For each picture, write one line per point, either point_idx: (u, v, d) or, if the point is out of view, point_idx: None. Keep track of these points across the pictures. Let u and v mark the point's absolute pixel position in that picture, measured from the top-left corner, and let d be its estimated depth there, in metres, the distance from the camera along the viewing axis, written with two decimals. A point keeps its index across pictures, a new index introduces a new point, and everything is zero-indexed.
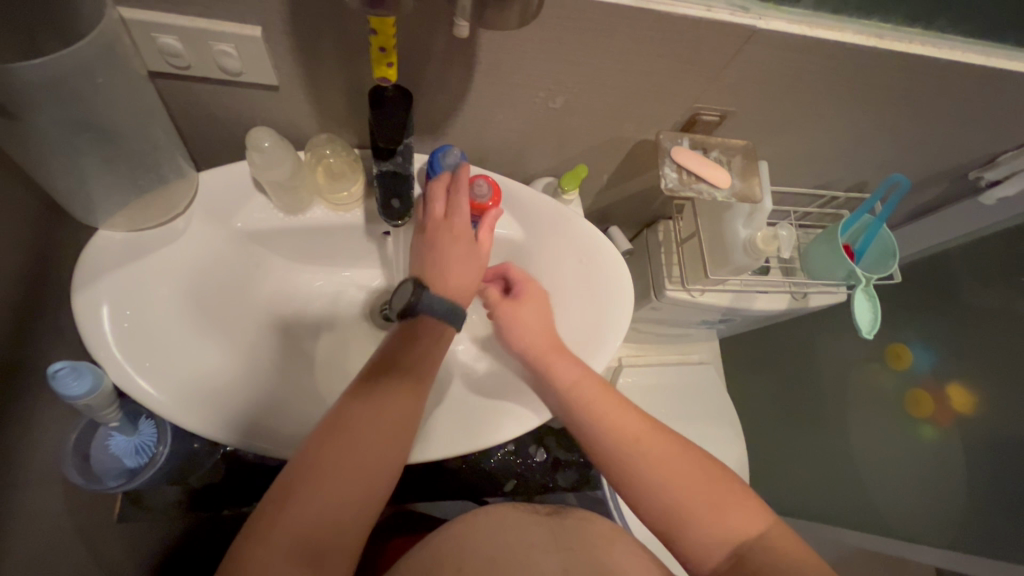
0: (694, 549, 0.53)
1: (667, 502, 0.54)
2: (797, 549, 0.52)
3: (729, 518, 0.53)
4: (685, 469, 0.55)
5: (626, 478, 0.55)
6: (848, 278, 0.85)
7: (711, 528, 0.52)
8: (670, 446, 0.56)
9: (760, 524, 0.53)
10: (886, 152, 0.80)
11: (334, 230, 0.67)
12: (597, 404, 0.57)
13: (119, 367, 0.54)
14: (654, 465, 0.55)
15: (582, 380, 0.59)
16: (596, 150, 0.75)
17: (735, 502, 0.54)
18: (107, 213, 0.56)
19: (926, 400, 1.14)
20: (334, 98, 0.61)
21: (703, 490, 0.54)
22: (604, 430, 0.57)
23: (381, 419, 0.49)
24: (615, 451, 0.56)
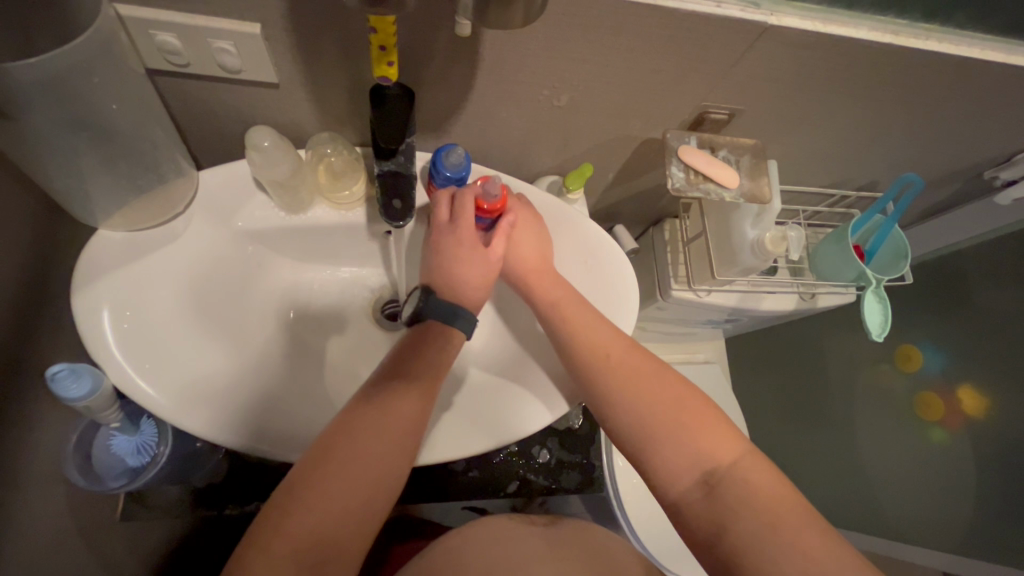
0: (663, 472, 0.55)
1: (641, 419, 0.57)
2: (764, 477, 0.53)
3: (703, 443, 0.55)
4: (663, 391, 0.57)
5: (602, 393, 0.59)
6: (858, 279, 0.84)
7: (682, 445, 0.55)
8: (649, 370, 0.59)
9: (734, 453, 0.54)
10: (899, 150, 0.78)
11: (335, 230, 0.67)
12: (578, 320, 0.61)
13: (119, 369, 0.53)
14: (630, 380, 0.58)
15: (567, 299, 0.62)
16: (602, 148, 0.74)
17: (706, 425, 0.56)
18: (107, 213, 0.55)
19: (936, 404, 1.12)
20: (335, 96, 0.60)
21: (675, 411, 0.56)
22: (584, 341, 0.60)
23: (384, 426, 0.51)
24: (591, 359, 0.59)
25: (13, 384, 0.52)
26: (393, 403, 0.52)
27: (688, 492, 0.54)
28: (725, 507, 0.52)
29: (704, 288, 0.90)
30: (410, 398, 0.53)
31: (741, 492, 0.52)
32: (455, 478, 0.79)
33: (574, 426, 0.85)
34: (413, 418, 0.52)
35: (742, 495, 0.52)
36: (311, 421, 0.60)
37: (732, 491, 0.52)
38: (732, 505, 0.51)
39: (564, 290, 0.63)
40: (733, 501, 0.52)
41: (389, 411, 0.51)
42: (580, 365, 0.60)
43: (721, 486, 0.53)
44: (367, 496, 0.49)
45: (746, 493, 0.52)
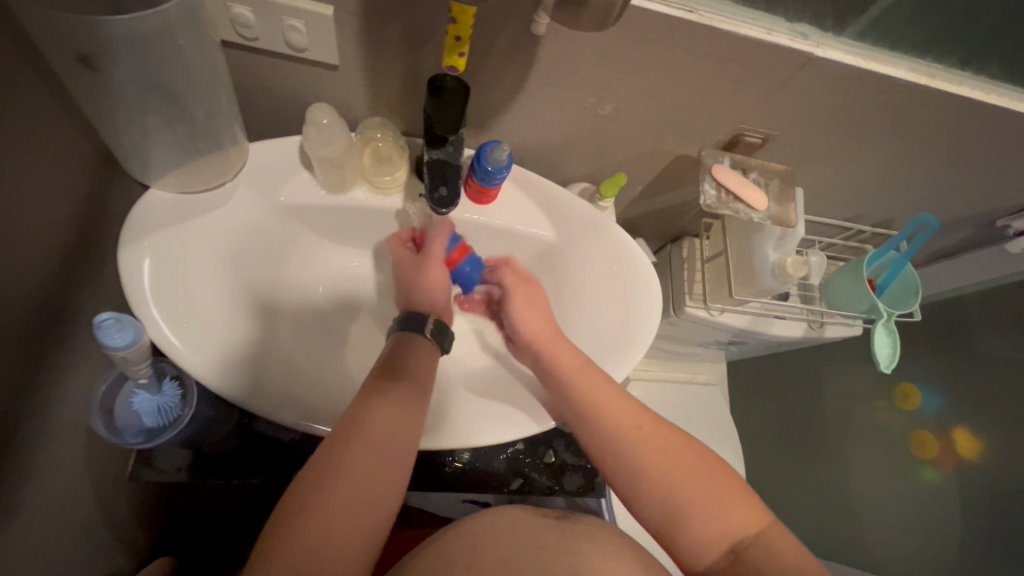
0: (691, 551, 0.52)
1: (663, 492, 0.54)
2: (795, 551, 0.51)
3: (729, 513, 0.52)
4: (682, 460, 0.55)
5: (619, 470, 0.56)
6: (868, 311, 0.86)
7: (711, 517, 0.52)
8: (670, 439, 0.57)
9: (757, 518, 0.52)
10: (919, 190, 0.81)
11: (373, 214, 0.68)
12: (593, 392, 0.59)
13: (157, 324, 0.55)
14: (652, 457, 0.55)
15: (581, 371, 0.60)
16: (636, 160, 0.76)
17: (735, 497, 0.53)
18: (160, 172, 0.57)
19: (930, 442, 1.14)
20: (391, 84, 0.62)
21: (700, 482, 0.54)
22: (603, 417, 0.58)
23: (377, 429, 0.53)
24: (613, 434, 0.57)
25: (52, 328, 0.53)
26: (383, 405, 0.54)
27: (716, 565, 0.52)
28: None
29: (718, 307, 0.92)
30: (400, 402, 0.55)
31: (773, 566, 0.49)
32: (461, 470, 0.80)
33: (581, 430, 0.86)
34: (406, 419, 0.55)
35: (771, 562, 0.50)
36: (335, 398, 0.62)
37: (761, 560, 0.50)
38: (761, 574, 0.50)
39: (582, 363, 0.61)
40: (763, 569, 0.50)
41: (379, 417, 0.54)
42: (600, 441, 0.57)
43: (748, 557, 0.51)
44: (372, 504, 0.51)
45: (773, 562, 0.50)
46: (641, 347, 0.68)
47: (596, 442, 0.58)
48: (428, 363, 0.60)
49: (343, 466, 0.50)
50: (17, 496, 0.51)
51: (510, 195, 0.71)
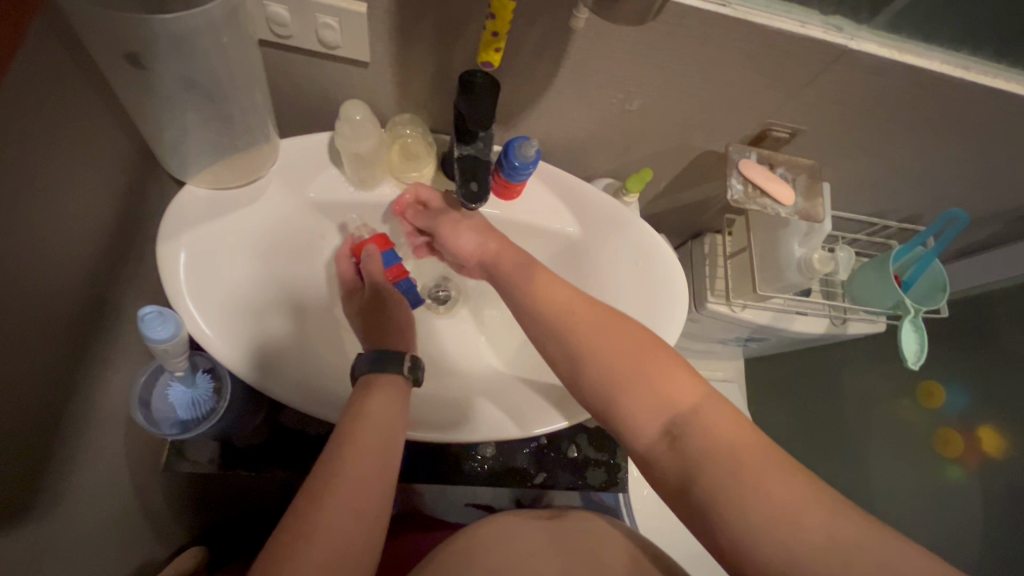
0: (632, 428, 0.53)
1: (607, 377, 0.55)
2: (732, 426, 0.50)
3: (667, 390, 0.52)
4: (623, 350, 0.55)
5: (557, 352, 0.58)
6: (895, 308, 0.85)
7: (649, 398, 0.53)
8: (615, 322, 0.57)
9: (697, 395, 0.52)
10: (949, 184, 0.80)
11: (401, 210, 0.69)
12: (536, 281, 0.61)
13: (195, 319, 0.56)
14: (595, 339, 0.56)
15: (519, 268, 0.63)
16: (661, 156, 0.76)
17: (668, 373, 0.53)
18: (197, 169, 0.58)
19: (955, 441, 1.14)
20: (421, 81, 0.62)
21: (640, 361, 0.54)
22: (544, 305, 0.59)
23: (366, 444, 0.51)
24: (557, 321, 0.58)
25: (95, 322, 0.55)
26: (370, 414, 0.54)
27: (654, 443, 0.52)
28: (694, 453, 0.50)
29: (741, 303, 0.92)
30: (386, 415, 0.54)
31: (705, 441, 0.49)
32: (485, 464, 0.81)
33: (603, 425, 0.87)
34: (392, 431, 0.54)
35: (705, 440, 0.50)
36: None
37: (696, 433, 0.50)
38: (701, 449, 0.49)
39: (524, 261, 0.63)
40: (698, 442, 0.50)
41: (367, 429, 0.52)
42: (541, 327, 0.59)
43: (682, 436, 0.51)
44: (366, 522, 0.49)
45: (709, 440, 0.49)
46: (668, 342, 0.67)
47: (535, 324, 0.59)
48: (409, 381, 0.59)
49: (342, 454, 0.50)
50: (62, 486, 0.53)
51: (535, 191, 0.72)
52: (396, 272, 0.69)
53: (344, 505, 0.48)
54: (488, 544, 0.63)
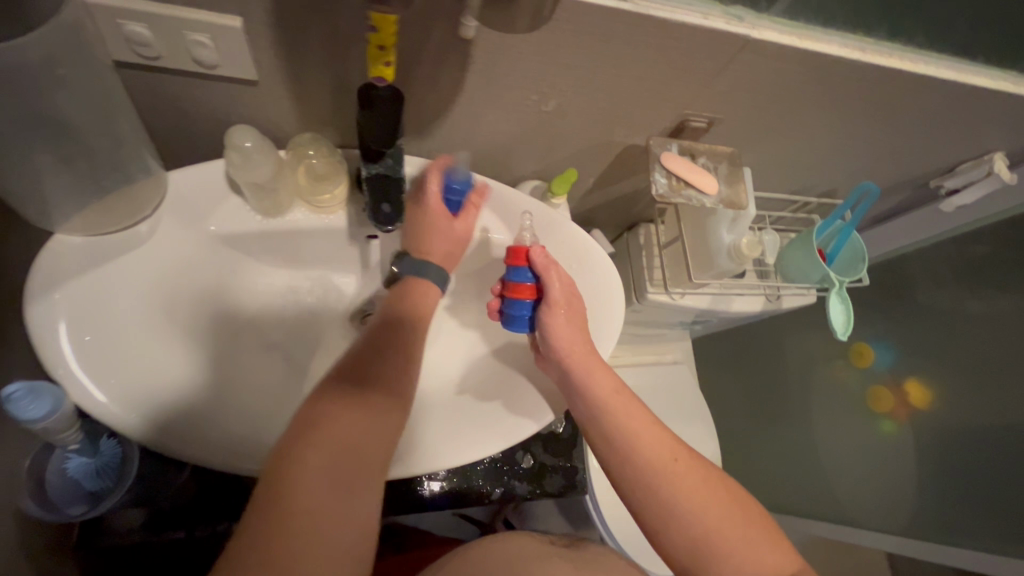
0: None
1: (695, 535, 0.54)
2: None
3: (763, 561, 0.53)
4: (717, 509, 0.54)
5: (644, 504, 0.56)
6: (822, 281, 0.88)
7: (744, 560, 0.52)
8: (710, 478, 0.56)
9: (791, 563, 0.54)
10: (859, 159, 0.83)
11: (316, 235, 0.64)
12: (631, 418, 0.58)
13: (81, 386, 0.49)
14: (691, 493, 0.54)
15: (614, 394, 0.60)
16: (584, 153, 0.74)
17: (765, 542, 0.54)
18: (64, 216, 0.51)
19: (884, 396, 1.21)
20: (319, 96, 0.58)
21: (738, 525, 0.54)
22: (638, 449, 0.57)
23: (362, 417, 0.48)
24: (654, 469, 0.55)
25: None
26: (371, 391, 0.50)
27: None
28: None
29: (679, 291, 0.92)
30: (386, 392, 0.51)
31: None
32: (439, 488, 0.77)
33: (556, 429, 0.86)
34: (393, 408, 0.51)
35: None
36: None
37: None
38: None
39: (620, 392, 0.60)
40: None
41: (366, 405, 0.49)
42: (630, 470, 0.56)
43: None
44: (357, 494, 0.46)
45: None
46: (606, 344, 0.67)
47: (622, 470, 0.57)
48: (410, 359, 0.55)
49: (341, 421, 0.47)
50: None
51: None
52: (534, 292, 0.61)
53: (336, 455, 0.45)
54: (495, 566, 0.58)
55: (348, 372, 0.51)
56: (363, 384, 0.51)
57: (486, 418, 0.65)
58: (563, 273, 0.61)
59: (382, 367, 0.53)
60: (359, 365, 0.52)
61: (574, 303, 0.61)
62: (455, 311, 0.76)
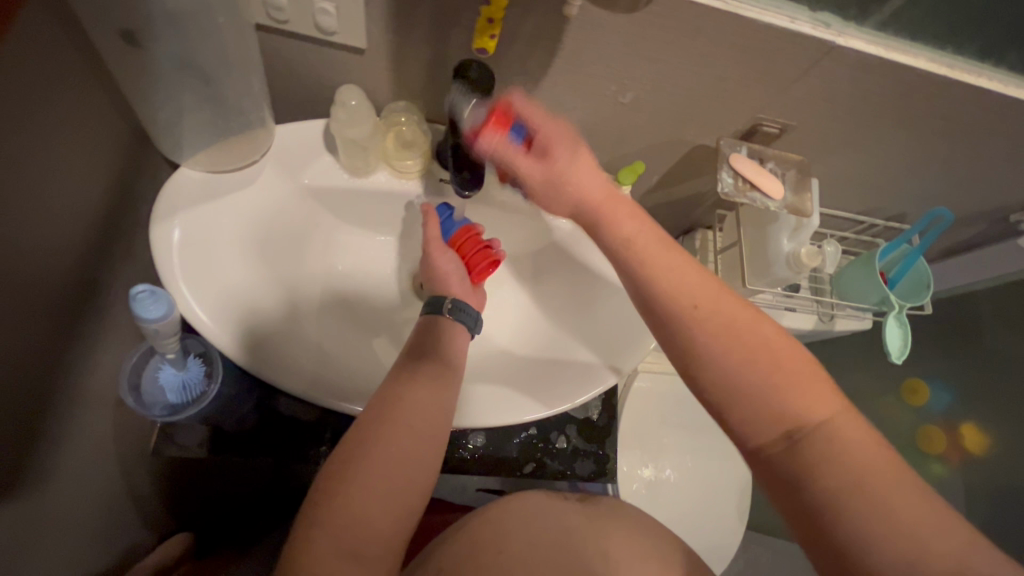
0: (744, 423, 0.45)
1: (725, 382, 0.46)
2: (864, 439, 0.42)
3: (797, 399, 0.44)
4: (749, 337, 0.46)
5: (666, 298, 0.50)
6: (880, 304, 0.88)
7: (770, 397, 0.44)
8: (742, 317, 0.47)
9: (835, 412, 0.43)
10: (933, 184, 0.82)
11: (395, 198, 0.69)
12: (657, 260, 0.52)
13: (185, 301, 0.56)
14: (718, 334, 0.47)
15: (630, 215, 0.55)
16: (653, 150, 0.77)
17: (805, 380, 0.44)
18: (192, 149, 0.58)
19: (937, 437, 1.18)
20: (417, 69, 0.63)
21: (769, 363, 0.45)
22: (663, 289, 0.50)
23: (403, 422, 0.53)
24: (673, 313, 0.49)
25: (85, 304, 0.55)
26: (411, 390, 0.55)
27: (769, 444, 0.44)
28: (814, 462, 0.42)
29: (730, 298, 0.93)
30: (429, 395, 0.56)
31: (835, 469, 0.41)
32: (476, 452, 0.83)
33: (592, 416, 0.88)
34: (435, 405, 0.56)
35: (832, 457, 0.41)
36: (355, 376, 0.64)
37: (826, 449, 0.42)
38: (829, 459, 0.41)
39: (635, 212, 0.56)
40: (821, 469, 0.41)
41: (413, 404, 0.54)
42: (654, 312, 0.51)
43: (807, 439, 0.43)
44: (406, 493, 0.52)
45: (837, 456, 0.41)
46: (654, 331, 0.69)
47: (639, 257, 0.53)
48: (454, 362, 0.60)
49: (387, 426, 0.53)
50: (49, 466, 0.52)
51: None
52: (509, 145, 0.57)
53: (384, 459, 0.51)
54: (513, 533, 0.60)
55: (395, 373, 0.57)
56: (412, 375, 0.56)
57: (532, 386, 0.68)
58: (530, 115, 0.55)
59: (424, 363, 0.58)
60: (402, 367, 0.57)
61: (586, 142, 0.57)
62: (509, 286, 0.80)
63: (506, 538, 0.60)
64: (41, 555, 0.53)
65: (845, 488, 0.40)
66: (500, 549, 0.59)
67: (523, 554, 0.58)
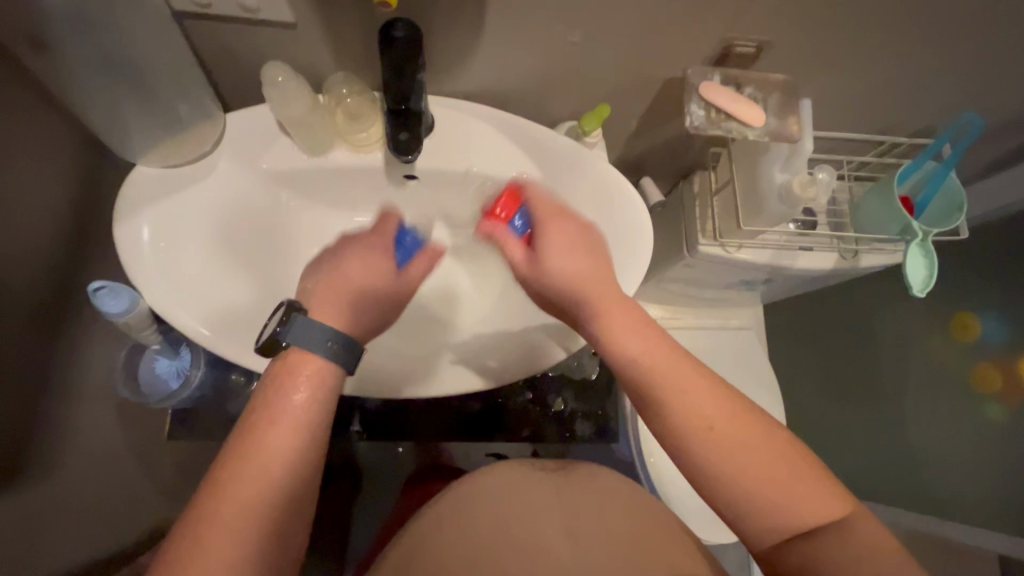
0: (752, 525, 0.49)
1: (733, 482, 0.49)
2: (870, 533, 0.47)
3: (806, 509, 0.47)
4: (752, 446, 0.49)
5: (678, 430, 0.51)
6: (902, 234, 0.79)
7: (785, 498, 0.47)
8: (746, 423, 0.50)
9: (842, 510, 0.47)
10: (958, 88, 0.71)
11: (354, 173, 0.69)
12: (665, 372, 0.52)
13: (154, 294, 0.59)
14: (728, 452, 0.49)
15: (632, 330, 0.53)
16: (622, 90, 0.72)
17: (813, 485, 0.48)
18: (141, 147, 0.60)
19: (993, 375, 1.08)
20: (352, 37, 0.61)
21: (780, 465, 0.48)
22: (671, 400, 0.51)
23: (280, 427, 0.49)
24: (682, 425, 0.50)
25: (61, 303, 0.60)
26: (294, 391, 0.51)
27: (776, 540, 0.48)
28: (827, 567, 0.46)
29: (733, 242, 0.87)
30: (272, 455, 0.48)
31: (846, 557, 0.46)
32: (474, 421, 0.83)
33: (590, 376, 0.87)
34: (303, 410, 0.50)
35: (849, 564, 0.46)
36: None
37: (836, 543, 0.46)
38: (819, 564, 0.47)
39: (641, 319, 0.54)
40: (829, 568, 0.46)
41: (285, 407, 0.50)
42: (670, 422, 0.51)
43: (821, 541, 0.47)
44: (283, 502, 0.48)
45: (854, 562, 0.46)
46: (630, 284, 0.66)
47: (649, 385, 0.52)
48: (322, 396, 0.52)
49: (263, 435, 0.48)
50: (52, 452, 0.59)
51: (488, 139, 0.69)
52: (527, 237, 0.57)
53: (259, 469, 0.47)
54: (484, 508, 0.66)
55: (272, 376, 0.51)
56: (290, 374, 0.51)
57: (510, 349, 0.67)
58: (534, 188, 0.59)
59: (301, 370, 0.51)
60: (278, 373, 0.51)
61: (587, 231, 0.57)
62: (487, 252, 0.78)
63: (472, 517, 0.65)
64: (52, 528, 0.60)
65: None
66: (465, 528, 0.64)
67: (484, 527, 0.63)
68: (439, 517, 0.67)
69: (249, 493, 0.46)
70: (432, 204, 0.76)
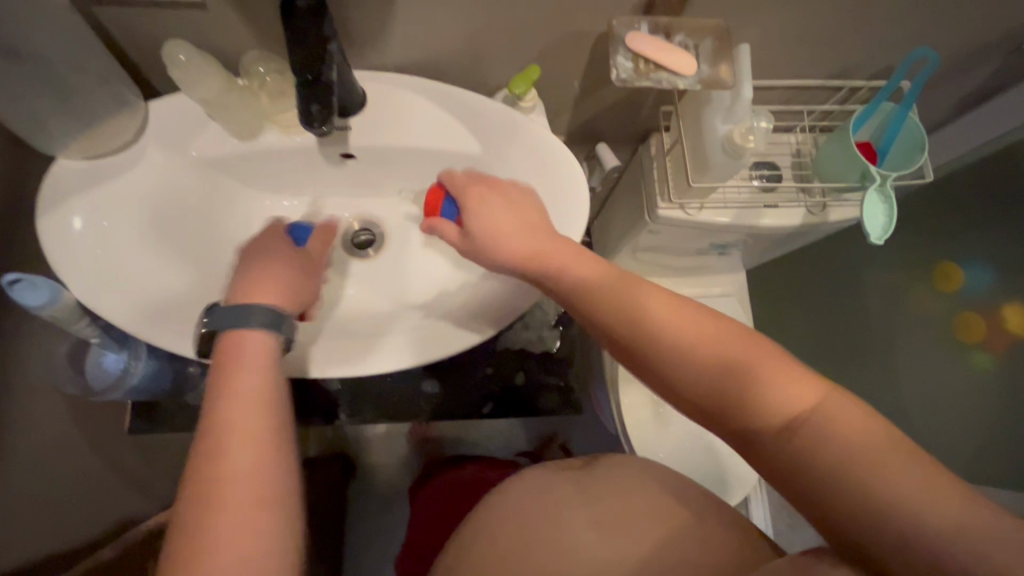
0: (752, 429, 0.47)
1: (711, 386, 0.49)
2: (862, 423, 0.43)
3: (779, 399, 0.46)
4: (721, 351, 0.49)
5: (662, 348, 0.52)
6: (863, 179, 0.76)
7: (766, 393, 0.47)
8: (715, 326, 0.51)
9: (814, 398, 0.45)
10: (910, 21, 0.68)
11: (286, 154, 0.67)
12: (621, 291, 0.54)
13: (85, 288, 0.59)
14: (699, 347, 0.50)
15: (576, 259, 0.57)
16: (557, 49, 0.69)
17: (780, 373, 0.47)
18: (60, 141, 0.59)
19: (976, 323, 1.05)
20: (263, 13, 0.60)
21: (748, 359, 0.48)
22: (654, 315, 0.52)
23: (238, 415, 0.46)
24: (646, 337, 0.52)
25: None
26: (244, 371, 0.48)
27: (772, 443, 0.46)
28: (821, 457, 0.44)
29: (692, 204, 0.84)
30: (242, 438, 0.45)
31: (841, 451, 0.43)
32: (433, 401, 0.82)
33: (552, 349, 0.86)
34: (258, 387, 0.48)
35: (831, 443, 0.43)
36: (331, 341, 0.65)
37: (821, 440, 0.44)
38: (817, 457, 0.44)
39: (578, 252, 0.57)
40: (828, 458, 0.43)
41: (236, 393, 0.47)
42: (649, 344, 0.52)
43: (806, 433, 0.45)
44: (275, 484, 0.45)
45: (835, 437, 0.43)
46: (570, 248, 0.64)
47: (629, 305, 0.53)
48: (261, 356, 0.50)
49: (228, 428, 0.45)
50: None
51: (421, 109, 0.68)
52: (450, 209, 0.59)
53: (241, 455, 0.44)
54: (515, 513, 0.65)
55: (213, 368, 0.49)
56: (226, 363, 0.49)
57: (468, 313, 0.67)
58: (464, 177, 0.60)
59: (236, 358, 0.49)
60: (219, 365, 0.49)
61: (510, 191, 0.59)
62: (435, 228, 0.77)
63: (498, 523, 0.65)
64: None
65: (885, 503, 0.41)
66: (495, 533, 0.64)
67: (510, 530, 0.63)
68: (474, 523, 0.68)
69: (242, 491, 0.43)
70: (374, 181, 0.74)
